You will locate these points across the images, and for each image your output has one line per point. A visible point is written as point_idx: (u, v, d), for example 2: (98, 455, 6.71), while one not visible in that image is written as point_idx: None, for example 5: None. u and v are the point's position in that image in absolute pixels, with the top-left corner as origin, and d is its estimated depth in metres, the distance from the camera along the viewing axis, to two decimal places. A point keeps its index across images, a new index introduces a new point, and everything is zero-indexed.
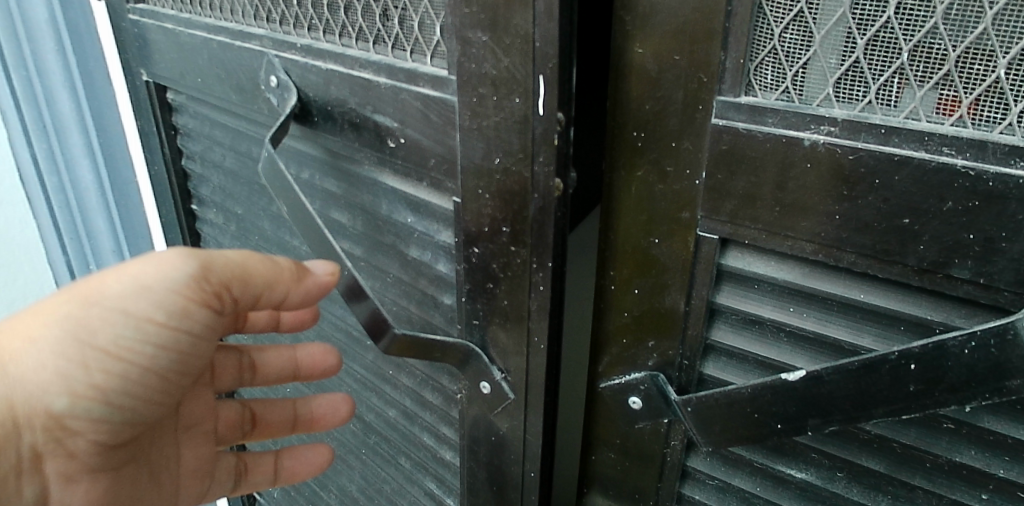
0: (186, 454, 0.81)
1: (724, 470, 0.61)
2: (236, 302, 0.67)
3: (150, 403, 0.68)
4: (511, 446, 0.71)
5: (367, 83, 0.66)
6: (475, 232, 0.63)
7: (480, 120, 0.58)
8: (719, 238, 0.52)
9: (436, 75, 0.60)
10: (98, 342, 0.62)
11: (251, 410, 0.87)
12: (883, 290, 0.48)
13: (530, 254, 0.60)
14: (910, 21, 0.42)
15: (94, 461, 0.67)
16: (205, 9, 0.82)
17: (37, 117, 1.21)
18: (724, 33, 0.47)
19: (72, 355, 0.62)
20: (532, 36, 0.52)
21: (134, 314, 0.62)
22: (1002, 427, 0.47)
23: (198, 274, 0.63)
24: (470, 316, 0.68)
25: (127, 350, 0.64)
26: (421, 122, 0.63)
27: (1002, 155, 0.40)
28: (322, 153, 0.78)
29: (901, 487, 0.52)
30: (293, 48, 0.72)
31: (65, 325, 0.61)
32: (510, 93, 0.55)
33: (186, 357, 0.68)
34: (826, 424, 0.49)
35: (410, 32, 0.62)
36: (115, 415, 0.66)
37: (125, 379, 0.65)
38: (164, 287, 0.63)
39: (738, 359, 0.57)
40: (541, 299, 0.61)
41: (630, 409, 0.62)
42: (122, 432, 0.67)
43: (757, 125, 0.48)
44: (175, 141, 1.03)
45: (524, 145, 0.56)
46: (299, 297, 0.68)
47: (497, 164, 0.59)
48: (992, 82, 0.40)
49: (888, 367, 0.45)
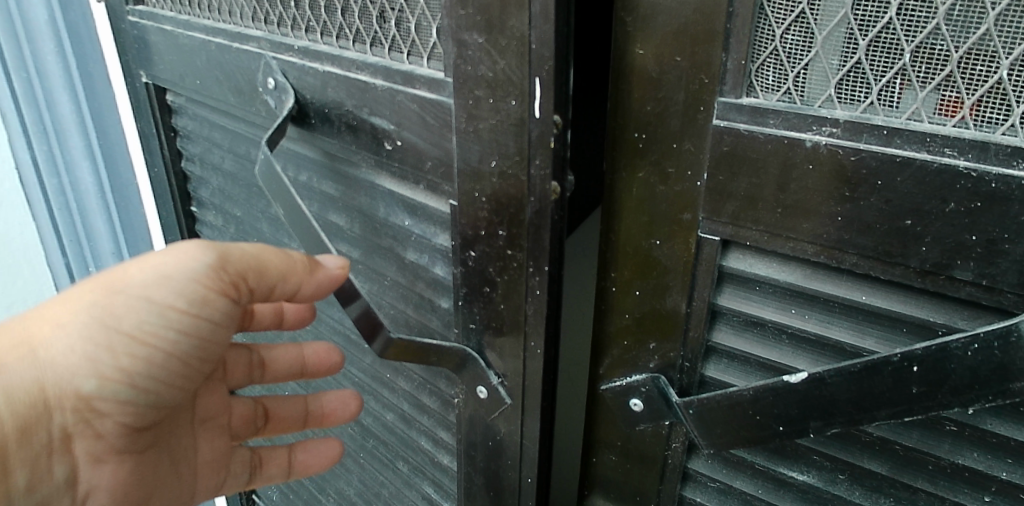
0: (202, 445, 0.80)
1: (725, 472, 0.61)
2: (252, 292, 0.66)
3: (173, 387, 0.68)
4: (508, 451, 0.71)
5: (364, 85, 0.66)
6: (473, 235, 0.63)
7: (477, 122, 0.58)
8: (720, 239, 0.52)
9: (433, 77, 0.60)
10: (124, 327, 0.62)
11: (263, 405, 0.86)
12: (885, 291, 0.48)
13: (526, 258, 0.60)
14: (913, 22, 0.41)
15: (121, 442, 0.67)
16: (204, 11, 0.82)
17: (37, 119, 1.21)
18: (726, 33, 0.47)
19: (99, 339, 0.62)
20: (528, 38, 0.52)
21: (157, 301, 0.62)
22: (1004, 429, 0.46)
23: (217, 264, 0.62)
24: (467, 320, 0.68)
25: (152, 336, 0.63)
26: (418, 124, 0.63)
27: (1004, 157, 0.40)
28: (320, 156, 0.78)
29: (904, 489, 0.52)
30: (290, 50, 0.72)
31: (92, 310, 0.61)
32: (506, 96, 0.55)
33: (207, 343, 0.68)
34: (829, 426, 0.49)
35: (408, 34, 0.62)
36: (140, 398, 0.66)
37: (149, 364, 0.64)
38: (185, 275, 0.62)
39: (739, 361, 0.56)
40: (538, 303, 0.61)
41: (631, 412, 0.61)
42: (147, 414, 0.67)
43: (759, 126, 0.47)
44: (174, 143, 1.03)
45: (520, 147, 0.56)
46: (311, 291, 0.66)
47: (493, 167, 0.58)
48: (994, 82, 0.40)
49: (890, 369, 0.44)
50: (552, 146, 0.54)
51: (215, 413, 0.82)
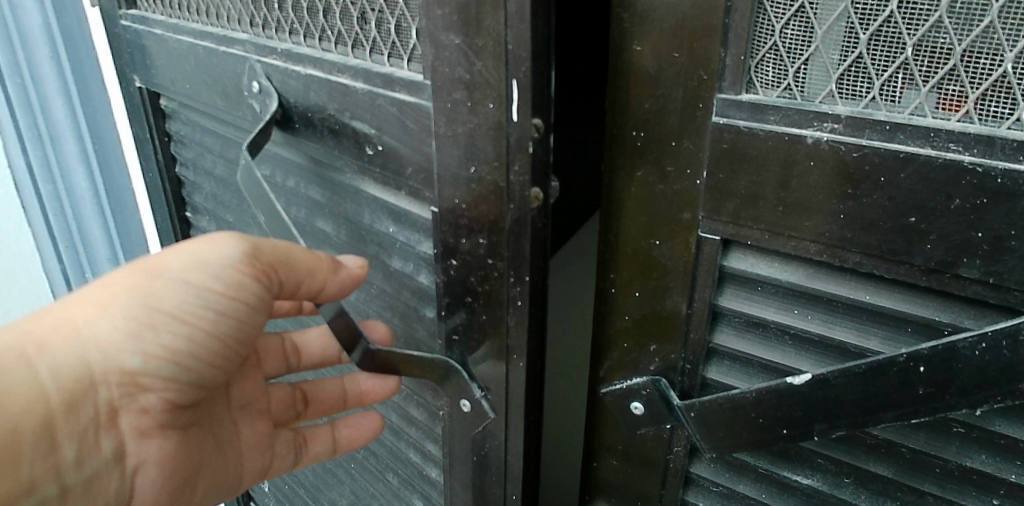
0: (242, 429, 0.79)
1: (727, 476, 0.60)
2: (283, 285, 0.65)
3: (214, 366, 0.67)
4: (493, 466, 0.70)
5: (344, 88, 0.65)
6: (454, 244, 0.62)
7: (456, 126, 0.57)
8: (720, 239, 0.51)
9: (413, 80, 0.59)
10: (166, 305, 0.61)
11: (301, 389, 0.84)
12: (889, 290, 0.47)
13: (507, 268, 0.59)
14: (914, 15, 0.41)
15: (165, 417, 0.66)
16: (193, 13, 0.82)
17: (31, 124, 1.20)
18: (724, 29, 0.46)
19: (141, 317, 0.61)
20: (504, 38, 0.51)
21: (197, 281, 0.62)
22: (1014, 431, 0.45)
23: (251, 253, 0.62)
24: (450, 330, 0.67)
25: (192, 315, 0.62)
26: (398, 129, 0.62)
27: (1010, 151, 0.39)
28: (306, 161, 0.76)
29: (910, 493, 0.51)
30: (273, 53, 0.71)
31: (134, 289, 0.60)
32: (484, 98, 0.54)
33: (248, 323, 0.67)
34: (833, 428, 0.47)
35: (388, 36, 0.61)
36: (182, 375, 0.65)
37: (192, 343, 0.64)
38: (224, 259, 0.62)
39: (741, 362, 0.55)
40: (519, 315, 0.60)
41: (631, 415, 0.61)
42: (190, 391, 0.66)
43: (758, 123, 0.47)
44: (168, 148, 1.02)
45: (499, 153, 0.55)
46: (336, 289, 0.67)
47: (473, 173, 0.58)
48: (999, 76, 0.39)
49: (895, 370, 0.43)
50: (532, 150, 0.53)
51: (254, 398, 0.80)
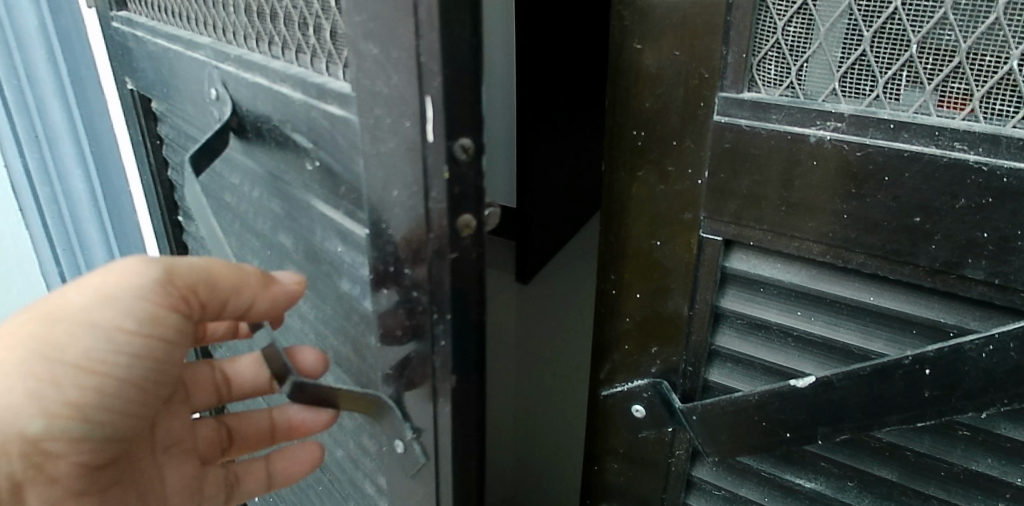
0: (173, 477, 0.70)
1: (730, 479, 0.59)
2: (204, 309, 0.58)
3: (132, 415, 0.60)
4: None
5: (284, 98, 0.61)
6: (383, 274, 0.56)
7: (378, 145, 0.50)
8: (722, 239, 0.50)
9: (340, 92, 0.53)
10: (69, 356, 0.54)
11: (226, 424, 0.76)
12: (894, 291, 0.46)
13: (432, 304, 0.53)
14: (919, 12, 0.40)
15: (81, 484, 0.58)
16: (169, 16, 0.81)
17: (29, 126, 1.17)
18: (725, 27, 0.45)
19: (39, 373, 0.53)
20: (416, 48, 0.44)
21: (102, 323, 0.54)
22: (1020, 434, 0.45)
23: (164, 279, 0.55)
24: (384, 365, 0.59)
25: (101, 362, 0.55)
26: (333, 144, 0.56)
27: (1016, 150, 0.39)
28: (264, 171, 0.70)
29: (915, 496, 0.50)
30: (228, 60, 0.69)
31: (30, 344, 0.53)
32: (401, 116, 0.47)
33: (162, 366, 0.59)
34: (837, 432, 0.47)
35: (325, 43, 0.57)
36: (95, 432, 0.57)
37: (99, 396, 0.56)
38: (131, 293, 0.55)
39: (743, 365, 0.54)
40: (445, 356, 0.55)
41: (633, 418, 0.60)
42: (108, 448, 0.59)
43: (760, 122, 0.46)
44: (159, 151, 1.01)
45: (419, 176, 0.48)
46: (267, 306, 0.59)
47: (395, 198, 0.51)
48: (1004, 74, 0.39)
49: (901, 373, 0.43)
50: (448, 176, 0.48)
51: (182, 438, 0.72)
